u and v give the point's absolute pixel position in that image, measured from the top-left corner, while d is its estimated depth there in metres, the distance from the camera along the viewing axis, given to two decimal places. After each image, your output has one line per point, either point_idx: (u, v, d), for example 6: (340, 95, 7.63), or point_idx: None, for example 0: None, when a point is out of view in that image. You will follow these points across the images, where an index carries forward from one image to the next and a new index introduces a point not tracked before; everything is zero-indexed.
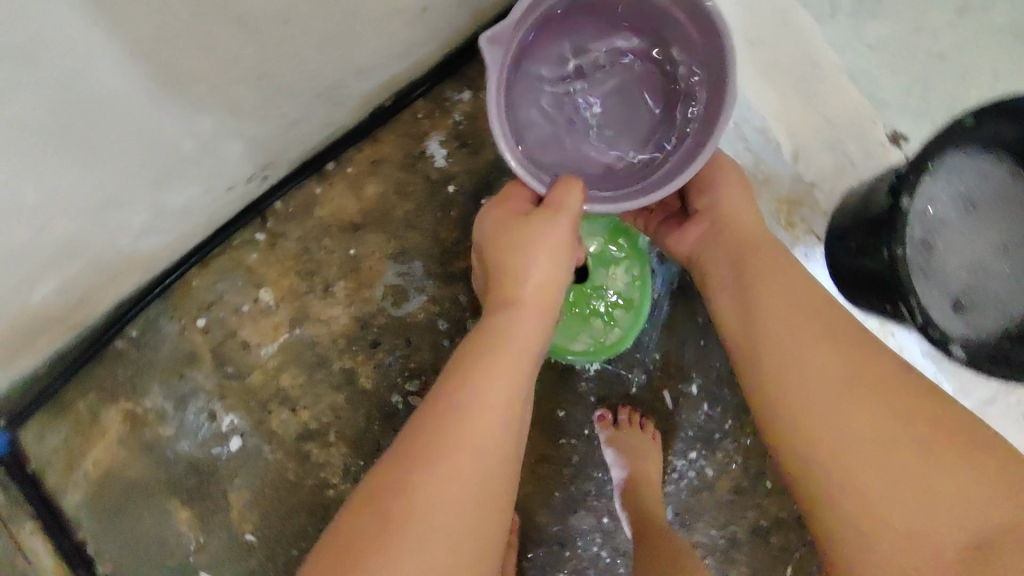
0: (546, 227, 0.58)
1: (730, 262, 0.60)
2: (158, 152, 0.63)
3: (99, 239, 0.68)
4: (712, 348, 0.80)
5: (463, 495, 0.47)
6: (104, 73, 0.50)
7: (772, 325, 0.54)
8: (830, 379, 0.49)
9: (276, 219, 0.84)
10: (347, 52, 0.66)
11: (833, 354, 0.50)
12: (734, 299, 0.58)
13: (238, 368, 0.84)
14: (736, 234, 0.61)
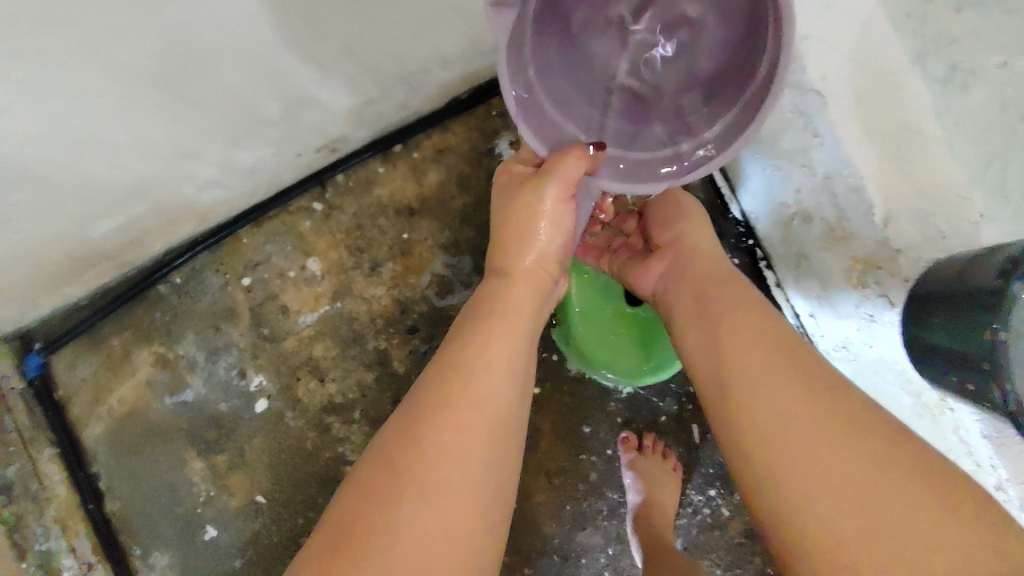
0: (537, 196, 0.60)
1: (690, 293, 0.61)
2: (242, 111, 0.63)
3: (165, 185, 0.69)
4: None
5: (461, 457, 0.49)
6: (213, 29, 0.50)
7: (734, 361, 0.53)
8: (798, 417, 0.48)
9: (335, 191, 0.84)
10: (438, 40, 0.67)
11: (792, 386, 0.49)
12: (700, 333, 0.57)
13: (274, 331, 0.85)
14: (696, 267, 0.62)
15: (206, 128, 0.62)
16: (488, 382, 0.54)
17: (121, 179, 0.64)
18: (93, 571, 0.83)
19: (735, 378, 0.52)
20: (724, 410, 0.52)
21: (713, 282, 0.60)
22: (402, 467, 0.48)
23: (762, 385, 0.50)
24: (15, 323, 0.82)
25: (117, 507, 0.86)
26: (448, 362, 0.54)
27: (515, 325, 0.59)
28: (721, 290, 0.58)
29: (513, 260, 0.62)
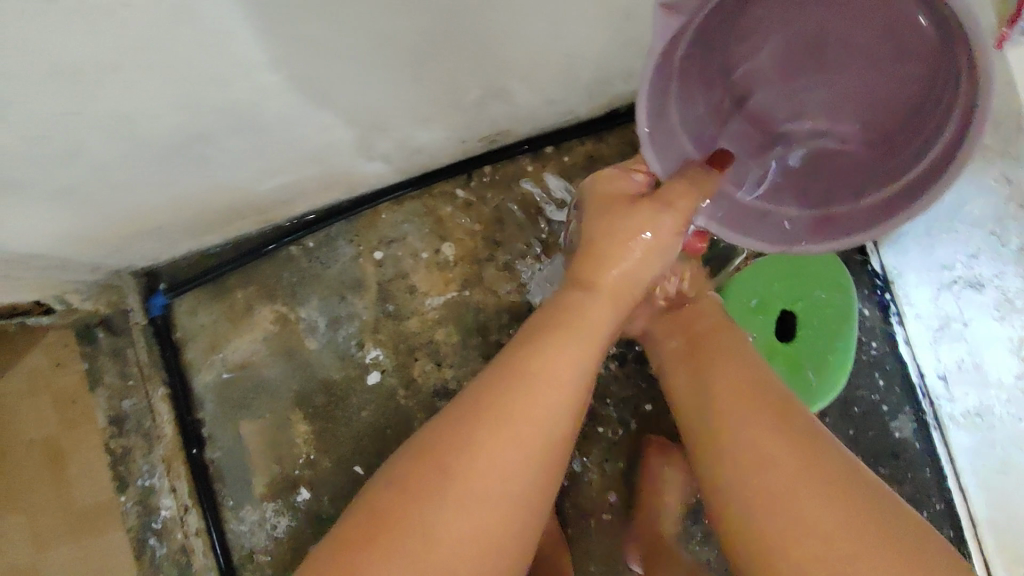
0: (650, 221, 0.62)
1: (682, 338, 0.65)
2: (447, 95, 0.65)
3: (345, 151, 0.71)
4: (874, 444, 0.79)
5: (501, 465, 0.53)
6: (470, 13, 0.53)
7: (724, 407, 0.56)
8: (761, 457, 0.52)
9: (479, 181, 0.86)
10: (637, 55, 0.69)
11: (767, 433, 0.53)
12: (691, 378, 0.61)
13: (399, 309, 0.86)
14: (702, 326, 0.65)
15: (409, 107, 0.65)
16: (543, 396, 0.56)
17: (318, 141, 0.66)
18: (187, 514, 0.86)
19: (719, 421, 0.56)
20: (705, 455, 0.55)
21: (705, 337, 0.64)
22: (420, 482, 0.53)
23: (735, 431, 0.54)
24: (151, 260, 0.84)
25: (216, 457, 0.87)
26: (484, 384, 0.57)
27: (585, 341, 0.60)
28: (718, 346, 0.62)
29: (598, 272, 0.63)
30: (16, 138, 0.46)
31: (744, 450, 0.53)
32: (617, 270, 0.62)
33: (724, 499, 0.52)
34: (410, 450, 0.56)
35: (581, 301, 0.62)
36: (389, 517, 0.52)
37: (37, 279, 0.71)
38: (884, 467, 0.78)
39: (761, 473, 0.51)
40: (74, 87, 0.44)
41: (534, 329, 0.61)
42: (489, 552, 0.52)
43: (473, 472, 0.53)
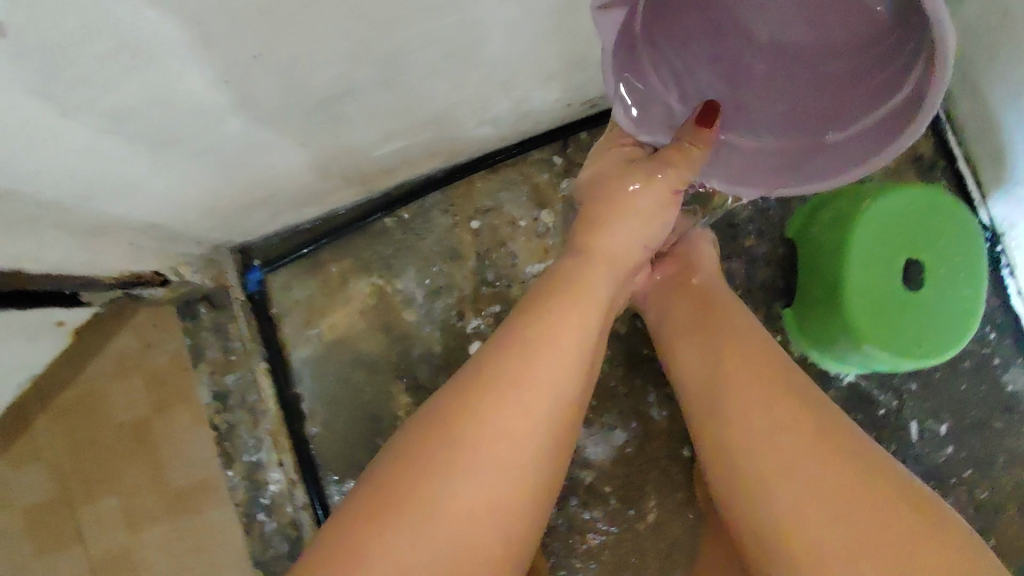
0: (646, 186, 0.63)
1: (693, 305, 0.66)
2: (573, 50, 0.65)
3: (463, 113, 0.71)
4: (982, 396, 0.81)
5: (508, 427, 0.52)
6: None
7: (736, 377, 0.56)
8: (773, 414, 0.53)
9: (576, 148, 0.86)
10: None
11: (795, 406, 0.53)
12: (700, 350, 0.61)
13: (499, 278, 0.86)
14: (710, 302, 0.65)
15: (538, 63, 0.65)
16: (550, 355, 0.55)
17: (445, 100, 0.66)
18: (295, 489, 0.85)
19: (730, 393, 0.56)
20: (710, 410, 0.57)
21: (716, 308, 0.64)
22: (423, 458, 0.51)
23: (765, 403, 0.54)
24: (249, 235, 0.83)
25: (318, 432, 0.86)
26: (491, 354, 0.55)
27: (585, 303, 0.59)
28: (720, 310, 0.64)
29: (596, 239, 0.63)
30: (199, 83, 0.48)
31: (776, 422, 0.52)
32: (603, 237, 0.64)
33: (749, 477, 0.52)
34: (412, 424, 0.54)
35: (581, 269, 0.62)
36: (393, 498, 0.49)
37: (157, 247, 0.72)
38: (999, 420, 0.81)
39: (778, 438, 0.52)
40: (263, 23, 0.44)
41: (535, 293, 0.60)
42: (500, 524, 0.51)
43: (482, 435, 0.51)
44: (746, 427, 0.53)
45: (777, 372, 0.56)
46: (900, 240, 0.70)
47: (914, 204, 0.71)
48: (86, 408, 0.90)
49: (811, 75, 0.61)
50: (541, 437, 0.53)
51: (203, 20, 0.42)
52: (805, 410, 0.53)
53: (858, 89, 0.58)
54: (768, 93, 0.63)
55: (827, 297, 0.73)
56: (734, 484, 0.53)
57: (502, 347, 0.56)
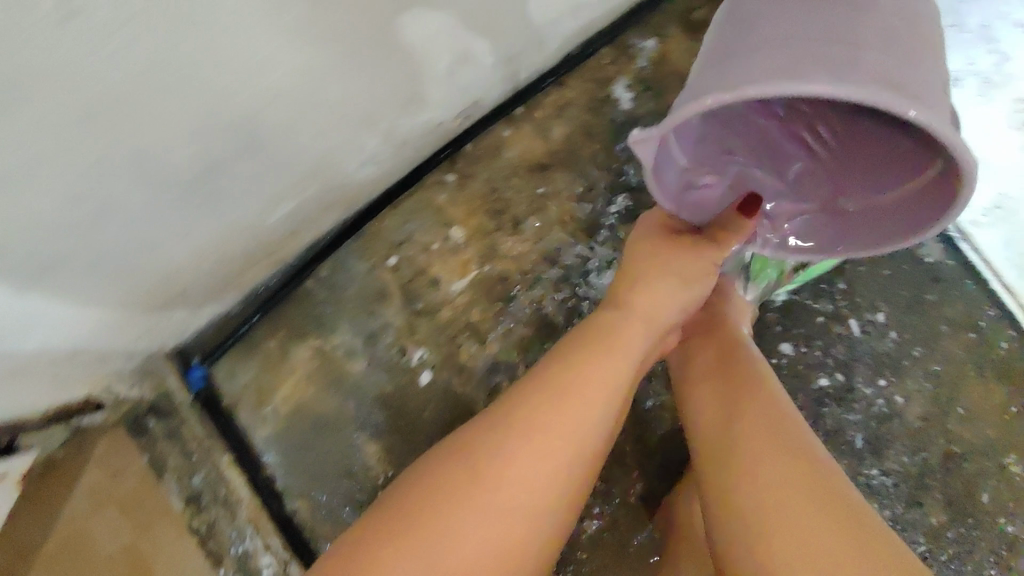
0: (670, 251, 0.70)
1: (714, 354, 0.70)
2: (416, 70, 0.68)
3: (338, 160, 0.73)
4: (905, 275, 0.85)
5: (525, 486, 0.57)
6: None
7: (747, 432, 0.60)
8: (780, 474, 0.55)
9: (465, 161, 0.88)
10: None
11: (789, 465, 0.56)
12: (714, 400, 0.65)
13: (428, 304, 0.87)
14: (734, 352, 0.69)
15: (388, 92, 0.68)
16: (576, 415, 0.60)
17: (313, 152, 0.68)
18: (290, 568, 0.84)
19: (739, 445, 0.59)
20: (720, 462, 0.59)
21: (734, 354, 0.68)
22: (454, 483, 0.57)
23: (760, 460, 0.57)
24: (179, 336, 0.84)
25: (298, 506, 0.85)
26: (530, 400, 0.61)
27: (618, 361, 0.64)
28: (736, 360, 0.67)
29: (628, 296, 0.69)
30: (53, 201, 0.49)
31: (766, 480, 0.55)
32: (643, 294, 0.69)
33: (751, 531, 0.54)
34: (448, 446, 0.61)
35: (617, 319, 0.67)
36: (422, 516, 0.55)
37: (82, 373, 0.72)
38: (933, 291, 0.85)
39: (779, 498, 0.54)
40: (93, 127, 0.46)
41: (579, 339, 0.66)
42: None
43: (497, 490, 0.57)
44: (754, 481, 0.56)
45: (780, 430, 0.59)
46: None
47: None
48: (61, 554, 0.80)
49: (867, 158, 0.68)
50: (561, 487, 0.59)
51: (28, 142, 0.43)
52: (805, 471, 0.55)
53: (901, 175, 0.65)
54: (839, 169, 0.71)
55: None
56: (736, 532, 0.55)
57: (547, 398, 0.60)
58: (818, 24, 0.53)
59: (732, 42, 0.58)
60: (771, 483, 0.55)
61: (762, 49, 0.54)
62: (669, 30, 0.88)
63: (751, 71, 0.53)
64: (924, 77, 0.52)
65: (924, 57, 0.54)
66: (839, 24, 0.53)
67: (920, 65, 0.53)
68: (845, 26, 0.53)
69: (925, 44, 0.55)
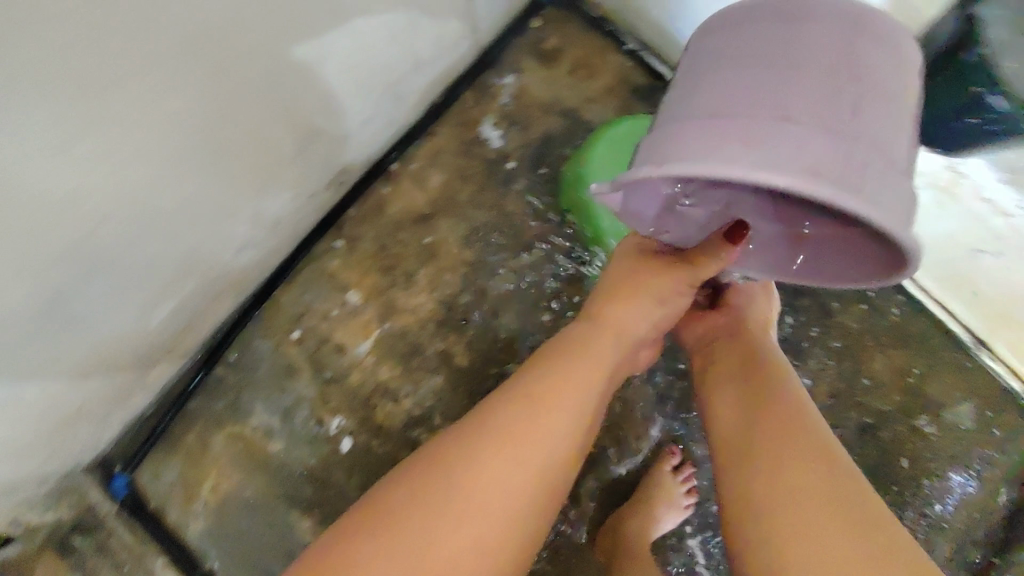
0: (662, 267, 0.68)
1: (736, 361, 0.70)
2: (262, 156, 0.68)
3: (208, 254, 0.73)
4: None
5: (506, 487, 0.52)
6: (227, 69, 0.57)
7: (767, 435, 0.58)
8: (806, 475, 0.53)
9: (350, 225, 0.89)
10: (407, 44, 0.75)
11: (810, 465, 0.54)
12: (737, 406, 0.64)
13: (337, 372, 0.88)
14: (755, 359, 0.69)
15: (238, 180, 0.68)
16: (570, 418, 0.57)
17: (175, 253, 0.68)
18: None
19: (762, 447, 0.58)
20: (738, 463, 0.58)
21: (754, 360, 0.68)
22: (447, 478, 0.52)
23: (786, 468, 0.55)
24: (93, 449, 0.83)
25: None
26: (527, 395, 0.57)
27: (605, 359, 0.63)
28: (756, 365, 0.67)
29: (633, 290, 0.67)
30: None
31: (788, 486, 0.53)
32: (627, 307, 0.66)
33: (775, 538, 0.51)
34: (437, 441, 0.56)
35: (622, 317, 0.66)
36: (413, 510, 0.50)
37: None
38: None
39: (804, 502, 0.52)
40: None
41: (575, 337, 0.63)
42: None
43: (482, 481, 0.52)
44: (778, 483, 0.54)
45: (804, 434, 0.57)
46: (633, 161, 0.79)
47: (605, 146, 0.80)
48: None
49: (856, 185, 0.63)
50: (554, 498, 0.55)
51: None
52: (829, 474, 0.54)
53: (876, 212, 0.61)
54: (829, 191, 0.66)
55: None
56: (758, 536, 0.52)
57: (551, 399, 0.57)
58: (771, 103, 0.48)
59: (680, 110, 0.53)
60: (794, 485, 0.53)
61: (706, 123, 0.49)
62: (525, 63, 0.90)
63: (699, 143, 0.48)
64: (878, 167, 0.47)
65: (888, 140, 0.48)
66: (795, 102, 0.48)
67: (879, 151, 0.48)
68: (799, 109, 0.47)
69: (893, 126, 0.49)
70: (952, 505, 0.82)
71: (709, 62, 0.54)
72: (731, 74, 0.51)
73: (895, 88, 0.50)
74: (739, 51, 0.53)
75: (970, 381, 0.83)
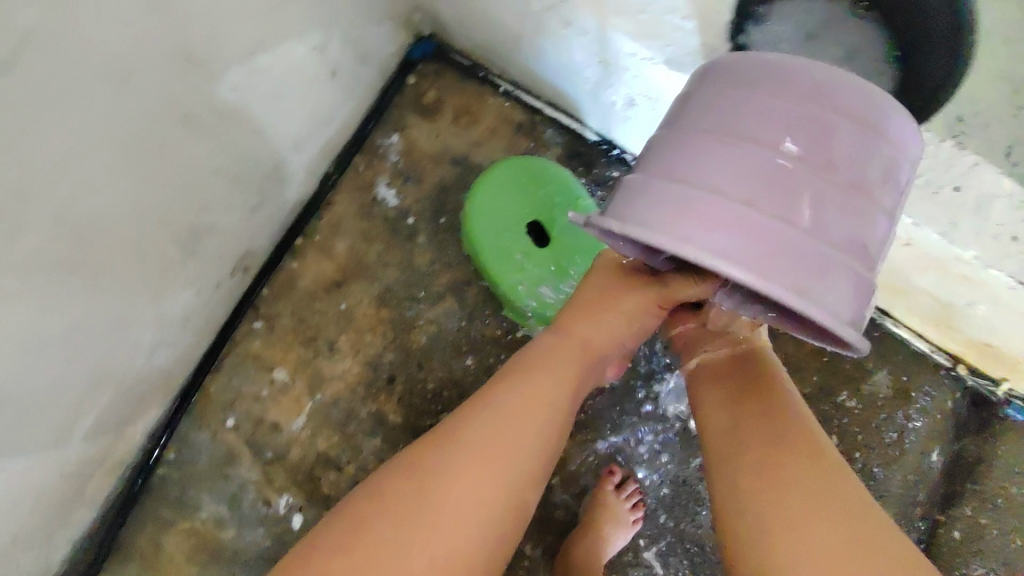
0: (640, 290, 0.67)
1: (719, 358, 0.68)
2: (151, 261, 0.69)
3: (120, 363, 0.74)
4: None
5: (483, 505, 0.52)
6: (96, 192, 0.58)
7: (751, 431, 0.59)
8: (790, 471, 0.54)
9: (266, 305, 0.91)
10: (281, 127, 0.77)
11: (795, 461, 0.54)
12: (722, 403, 0.63)
13: (276, 450, 0.89)
14: (738, 356, 0.68)
15: (132, 289, 0.69)
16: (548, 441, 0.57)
17: (80, 372, 0.68)
18: None
19: (746, 443, 0.58)
20: (724, 463, 0.58)
21: (735, 357, 0.68)
22: (426, 494, 0.52)
23: (766, 467, 0.55)
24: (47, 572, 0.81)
25: None
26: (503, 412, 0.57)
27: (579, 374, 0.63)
28: (734, 363, 0.67)
29: (608, 301, 0.67)
30: None
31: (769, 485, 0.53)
32: (603, 315, 0.67)
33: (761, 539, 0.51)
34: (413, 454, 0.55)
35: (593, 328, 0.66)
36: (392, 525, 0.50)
37: None
38: None
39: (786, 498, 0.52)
40: None
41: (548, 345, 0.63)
42: None
43: (460, 497, 0.52)
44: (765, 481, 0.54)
45: (788, 430, 0.58)
46: (523, 192, 0.82)
47: (502, 187, 0.82)
48: None
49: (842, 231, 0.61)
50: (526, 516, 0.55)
51: None
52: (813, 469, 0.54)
53: None
54: None
55: (543, 255, 0.81)
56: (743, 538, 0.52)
57: (530, 421, 0.57)
58: (753, 184, 0.49)
59: (664, 161, 0.54)
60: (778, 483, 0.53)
61: (686, 192, 0.51)
62: (407, 121, 0.93)
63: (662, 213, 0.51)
64: (840, 255, 0.49)
65: (862, 227, 0.50)
66: (774, 187, 0.49)
67: (846, 235, 0.50)
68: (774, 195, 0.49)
69: (871, 205, 0.50)
70: (887, 474, 0.84)
71: (705, 113, 0.53)
72: (721, 137, 0.51)
73: (886, 167, 0.51)
74: (734, 106, 0.52)
75: (880, 350, 0.86)
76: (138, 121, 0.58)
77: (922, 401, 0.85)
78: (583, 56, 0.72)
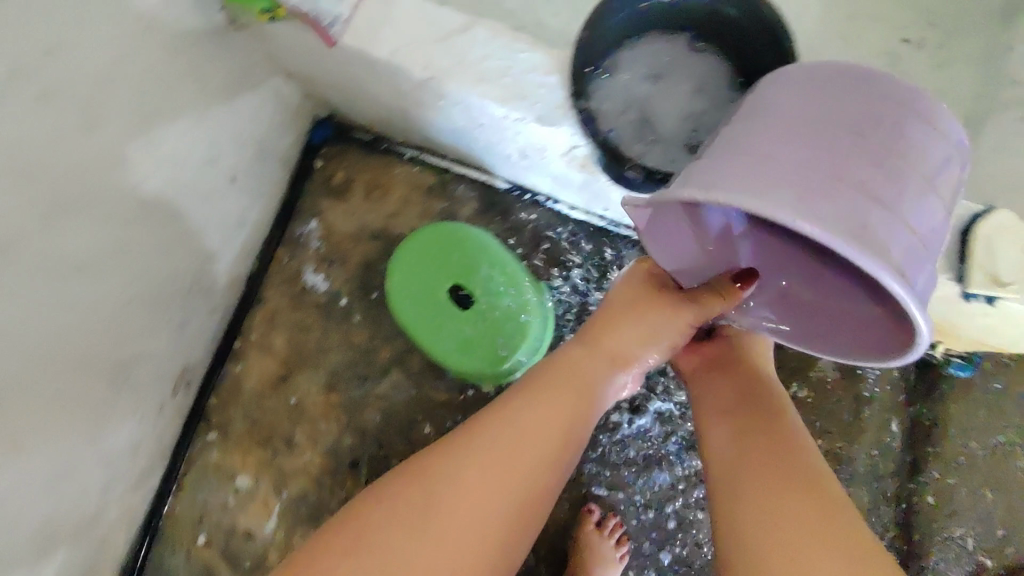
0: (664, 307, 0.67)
1: (722, 385, 0.67)
2: (83, 406, 0.69)
3: (73, 512, 0.72)
4: None
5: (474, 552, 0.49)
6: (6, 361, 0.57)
7: (752, 456, 0.57)
8: (790, 500, 0.52)
9: (217, 414, 0.90)
10: (192, 244, 0.77)
11: (799, 486, 0.53)
12: (722, 428, 0.62)
13: (254, 557, 0.87)
14: (738, 379, 0.67)
15: (67, 439, 0.68)
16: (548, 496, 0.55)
17: (32, 535, 0.66)
18: None
19: (745, 468, 0.56)
20: (725, 492, 0.56)
21: (737, 380, 0.66)
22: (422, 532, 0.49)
23: (773, 492, 0.53)
24: None
25: None
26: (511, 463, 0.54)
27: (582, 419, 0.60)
28: (730, 389, 0.66)
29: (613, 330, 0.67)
30: None
31: (777, 508, 0.51)
32: (618, 335, 0.66)
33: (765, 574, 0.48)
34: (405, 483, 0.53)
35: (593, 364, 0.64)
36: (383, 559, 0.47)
37: None
38: None
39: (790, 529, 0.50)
40: None
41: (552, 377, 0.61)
42: None
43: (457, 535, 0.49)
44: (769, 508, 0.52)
45: (787, 457, 0.56)
46: (437, 263, 0.83)
47: (416, 260, 0.84)
48: None
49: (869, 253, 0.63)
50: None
51: None
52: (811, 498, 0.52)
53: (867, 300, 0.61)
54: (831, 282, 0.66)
55: (472, 321, 0.82)
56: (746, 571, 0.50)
57: (537, 474, 0.54)
58: (837, 166, 0.47)
59: (735, 145, 0.51)
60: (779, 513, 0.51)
61: (769, 165, 0.47)
62: (321, 205, 0.94)
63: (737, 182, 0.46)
64: (914, 240, 0.47)
65: (930, 221, 0.49)
66: (858, 172, 0.47)
67: (924, 227, 0.48)
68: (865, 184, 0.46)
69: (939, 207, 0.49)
70: (852, 456, 0.85)
71: (777, 104, 0.52)
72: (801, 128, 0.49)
73: (947, 169, 0.51)
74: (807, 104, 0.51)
75: None
76: (35, 283, 0.58)
77: (869, 377, 0.87)
78: (466, 121, 0.73)
